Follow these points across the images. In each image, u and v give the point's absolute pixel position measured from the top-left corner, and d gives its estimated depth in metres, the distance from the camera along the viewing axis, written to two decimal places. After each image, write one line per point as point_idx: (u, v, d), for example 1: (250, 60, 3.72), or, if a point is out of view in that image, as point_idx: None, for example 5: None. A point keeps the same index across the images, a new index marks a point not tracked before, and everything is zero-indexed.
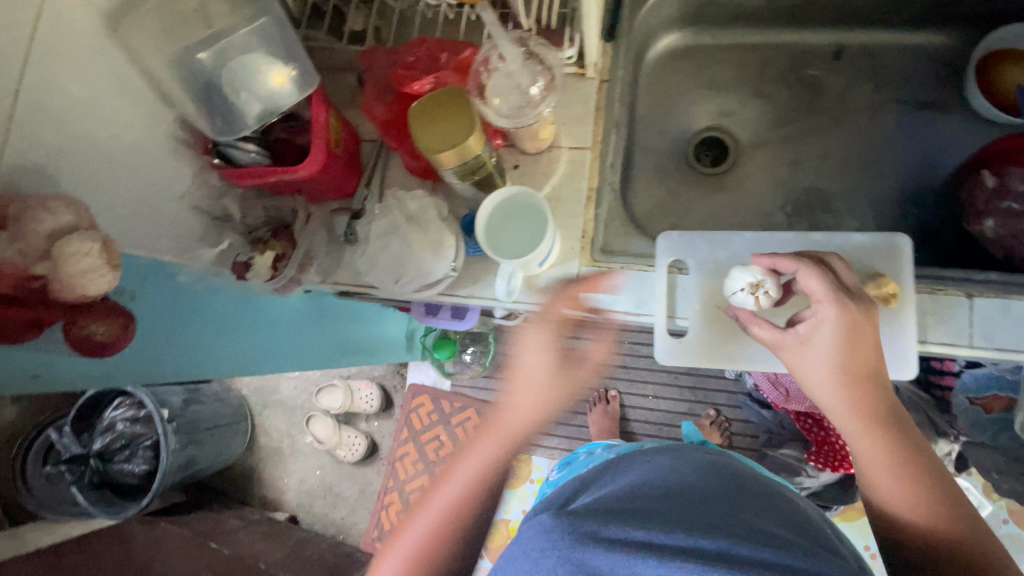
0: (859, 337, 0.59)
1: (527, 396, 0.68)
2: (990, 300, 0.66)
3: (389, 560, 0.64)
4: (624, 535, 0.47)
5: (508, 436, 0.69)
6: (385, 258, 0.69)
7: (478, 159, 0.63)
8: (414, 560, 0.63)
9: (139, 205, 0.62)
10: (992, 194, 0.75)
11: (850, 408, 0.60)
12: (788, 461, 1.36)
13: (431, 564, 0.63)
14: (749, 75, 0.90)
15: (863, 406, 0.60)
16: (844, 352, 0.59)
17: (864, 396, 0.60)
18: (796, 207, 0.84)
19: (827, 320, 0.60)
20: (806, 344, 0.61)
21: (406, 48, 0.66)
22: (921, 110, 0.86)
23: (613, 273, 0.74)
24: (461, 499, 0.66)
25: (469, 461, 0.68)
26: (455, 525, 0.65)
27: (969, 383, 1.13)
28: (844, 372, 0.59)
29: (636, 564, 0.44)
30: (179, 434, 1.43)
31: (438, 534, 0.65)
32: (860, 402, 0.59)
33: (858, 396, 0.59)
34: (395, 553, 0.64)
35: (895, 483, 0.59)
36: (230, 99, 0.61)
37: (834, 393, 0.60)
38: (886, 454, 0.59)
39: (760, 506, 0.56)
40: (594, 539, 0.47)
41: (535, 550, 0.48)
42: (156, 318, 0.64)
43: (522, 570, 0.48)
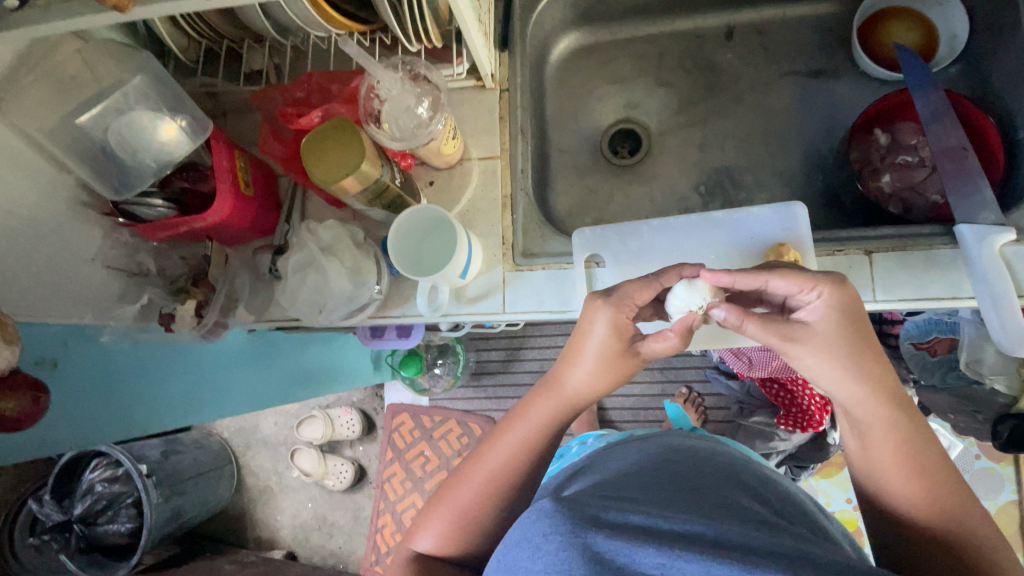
0: (859, 328, 0.54)
1: (585, 354, 0.60)
2: (888, 255, 0.70)
3: (435, 522, 0.60)
4: (623, 520, 0.43)
5: (566, 403, 0.61)
6: (305, 290, 0.70)
7: (379, 181, 0.64)
8: (459, 522, 0.59)
9: (49, 273, 0.63)
10: (886, 150, 0.80)
11: (876, 403, 0.53)
12: (760, 428, 1.31)
13: (479, 528, 0.59)
14: (649, 65, 0.93)
15: (889, 398, 0.53)
16: (849, 337, 0.53)
17: (883, 387, 0.53)
18: (709, 187, 0.88)
19: (826, 306, 0.54)
20: (809, 336, 0.54)
21: (294, 87, 0.70)
22: (816, 78, 0.89)
23: (535, 275, 0.76)
24: (514, 465, 0.60)
25: (515, 429, 0.61)
26: (503, 494, 0.60)
27: (912, 329, 1.14)
28: (857, 362, 0.53)
29: (641, 550, 0.39)
30: (162, 487, 1.41)
31: (488, 495, 0.59)
32: (880, 388, 0.53)
33: (880, 386, 0.53)
34: (445, 509, 0.60)
35: (909, 484, 0.52)
36: (122, 158, 0.63)
37: (851, 381, 0.53)
38: (906, 456, 0.52)
39: (754, 502, 0.54)
40: (596, 525, 0.42)
41: (537, 535, 0.42)
42: (83, 383, 0.64)
43: (524, 560, 0.41)
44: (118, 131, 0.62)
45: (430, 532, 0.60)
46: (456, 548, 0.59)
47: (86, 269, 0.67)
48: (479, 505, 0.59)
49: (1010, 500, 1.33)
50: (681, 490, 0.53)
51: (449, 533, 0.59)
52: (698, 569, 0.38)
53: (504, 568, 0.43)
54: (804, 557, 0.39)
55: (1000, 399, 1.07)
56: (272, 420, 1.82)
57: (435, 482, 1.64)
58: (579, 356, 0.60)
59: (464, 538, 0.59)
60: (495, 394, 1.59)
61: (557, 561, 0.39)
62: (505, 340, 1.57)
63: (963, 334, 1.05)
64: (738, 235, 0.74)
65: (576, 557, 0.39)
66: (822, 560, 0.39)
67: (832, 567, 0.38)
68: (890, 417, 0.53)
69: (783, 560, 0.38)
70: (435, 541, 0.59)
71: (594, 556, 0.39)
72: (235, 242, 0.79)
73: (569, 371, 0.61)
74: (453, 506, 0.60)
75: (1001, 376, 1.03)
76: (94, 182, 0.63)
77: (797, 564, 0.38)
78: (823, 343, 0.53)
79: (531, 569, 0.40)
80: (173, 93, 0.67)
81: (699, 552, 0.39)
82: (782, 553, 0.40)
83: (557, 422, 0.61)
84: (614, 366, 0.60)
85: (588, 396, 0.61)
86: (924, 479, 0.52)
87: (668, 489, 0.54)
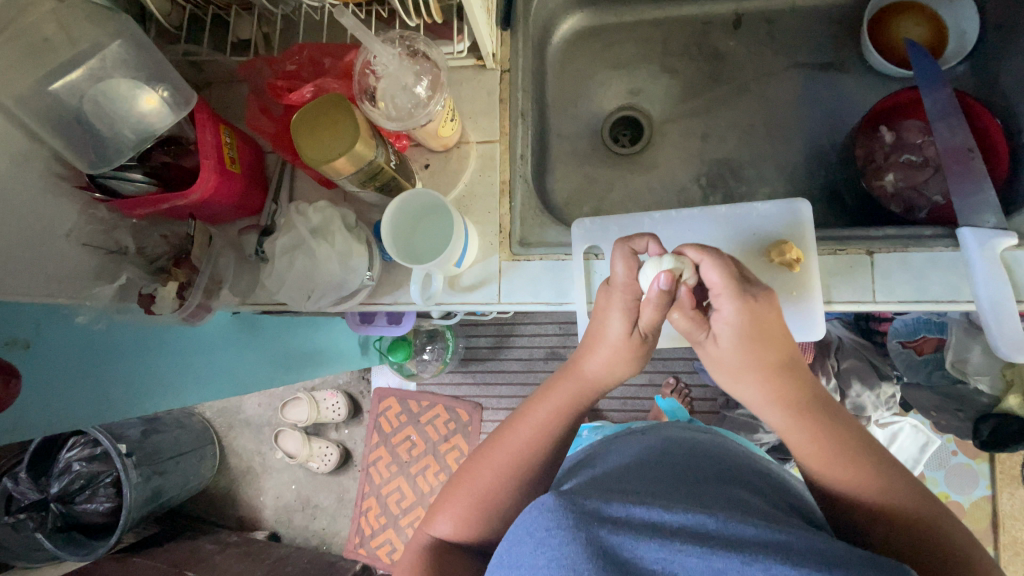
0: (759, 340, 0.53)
1: (608, 342, 0.59)
2: (890, 255, 0.69)
3: (452, 507, 0.59)
4: (625, 514, 0.42)
5: (585, 392, 0.61)
6: (292, 274, 0.68)
7: (373, 163, 0.61)
8: (477, 506, 0.58)
9: (22, 247, 0.59)
10: (890, 148, 0.79)
11: (772, 402, 0.54)
12: (745, 420, 1.33)
13: (496, 514, 0.58)
14: (653, 51, 0.91)
15: (786, 396, 0.54)
16: (751, 351, 0.53)
17: (782, 387, 0.54)
18: (710, 179, 0.86)
19: (727, 319, 0.53)
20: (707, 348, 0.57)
21: (285, 57, 0.66)
22: (822, 71, 0.88)
23: (533, 265, 0.74)
24: (535, 450, 0.59)
25: (535, 412, 0.61)
26: (523, 481, 0.59)
27: (901, 327, 1.15)
28: (761, 372, 0.53)
29: (644, 544, 0.39)
30: (142, 467, 1.38)
31: (507, 480, 0.59)
32: (783, 394, 0.54)
33: (775, 388, 0.54)
34: (464, 494, 0.59)
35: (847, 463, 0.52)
36: (97, 128, 0.59)
37: (745, 392, 0.55)
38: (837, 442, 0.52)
39: (761, 489, 0.55)
40: (597, 519, 0.41)
41: (540, 530, 0.40)
42: (56, 365, 0.61)
43: (526, 555, 0.40)
44: (94, 99, 0.58)
45: (447, 516, 0.59)
46: (473, 534, 0.59)
47: (61, 245, 0.63)
48: (498, 490, 0.58)
49: (984, 496, 1.36)
50: (679, 481, 0.53)
51: (467, 516, 0.58)
52: (701, 562, 0.37)
53: (504, 564, 0.42)
54: (808, 546, 0.39)
55: (983, 398, 1.09)
56: (256, 401, 1.80)
57: (420, 466, 1.63)
58: (597, 344, 0.59)
59: (482, 524, 0.58)
60: (484, 380, 1.58)
61: (559, 556, 0.38)
62: (494, 326, 1.56)
63: (950, 333, 1.06)
64: (740, 231, 0.72)
65: (578, 551, 0.38)
66: (822, 548, 0.39)
67: (835, 555, 0.37)
68: (800, 412, 0.54)
69: (785, 550, 0.38)
70: (454, 526, 0.59)
71: (597, 550, 0.38)
72: (220, 220, 0.76)
73: (589, 358, 0.60)
74: (471, 491, 0.59)
75: (986, 375, 1.04)
76: (69, 153, 0.59)
77: (800, 554, 0.37)
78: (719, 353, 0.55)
79: (534, 564, 0.39)
80: (157, 61, 0.63)
81: (702, 544, 0.38)
82: (784, 541, 0.39)
83: (576, 408, 0.61)
84: (630, 353, 0.59)
85: (608, 383, 0.61)
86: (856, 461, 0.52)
87: (667, 481, 0.53)
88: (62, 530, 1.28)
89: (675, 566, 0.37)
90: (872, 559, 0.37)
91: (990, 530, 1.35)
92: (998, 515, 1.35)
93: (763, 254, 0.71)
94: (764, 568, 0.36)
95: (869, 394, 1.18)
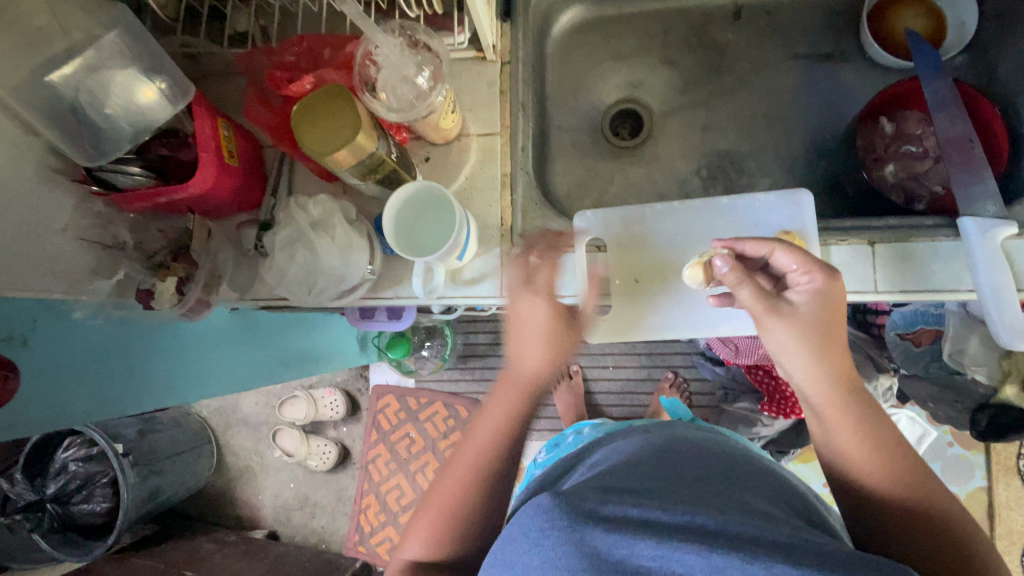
0: (828, 314, 0.55)
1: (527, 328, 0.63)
2: (891, 245, 0.69)
3: (421, 523, 0.59)
4: (623, 513, 0.41)
5: (524, 383, 0.63)
6: (293, 269, 0.67)
7: (375, 155, 0.61)
8: (444, 520, 0.58)
9: (18, 241, 0.58)
10: (891, 139, 0.79)
11: (829, 379, 0.54)
12: (744, 413, 1.33)
13: (462, 525, 0.58)
14: (652, 44, 0.91)
15: (843, 376, 0.55)
16: (828, 322, 0.55)
17: (839, 364, 0.55)
18: (710, 171, 0.86)
19: (814, 287, 0.56)
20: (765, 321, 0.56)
21: (284, 49, 0.66)
22: (822, 63, 0.88)
23: None
24: (486, 458, 0.60)
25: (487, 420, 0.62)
26: (484, 490, 0.59)
27: (898, 320, 1.14)
28: (826, 344, 0.54)
29: (642, 543, 0.38)
30: (138, 466, 1.37)
31: (467, 491, 0.59)
32: (839, 373, 0.55)
33: (836, 365, 0.55)
34: (430, 509, 0.59)
35: (846, 440, 0.53)
36: (93, 120, 0.58)
37: (811, 367, 0.54)
38: (832, 416, 0.54)
39: (761, 489, 0.54)
40: (593, 518, 0.40)
41: (535, 530, 0.41)
42: (53, 362, 0.60)
43: (521, 556, 0.40)
44: (91, 91, 0.57)
45: (417, 537, 0.59)
46: (445, 549, 0.57)
47: (57, 240, 0.62)
48: (461, 502, 0.59)
49: (980, 486, 1.37)
50: (674, 480, 0.53)
51: (434, 532, 0.58)
52: (700, 561, 0.36)
53: (500, 563, 0.42)
54: (809, 547, 0.38)
55: (980, 389, 1.09)
56: (254, 400, 1.78)
57: (420, 463, 1.63)
58: (524, 337, 0.63)
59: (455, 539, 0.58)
60: (483, 376, 1.57)
61: (554, 557, 0.38)
62: (493, 322, 1.56)
63: (949, 324, 1.05)
64: (742, 222, 0.72)
65: (573, 552, 0.38)
66: (826, 549, 0.38)
67: (836, 555, 0.37)
68: (835, 396, 0.54)
69: (785, 551, 0.37)
70: (422, 546, 0.58)
71: (592, 551, 0.38)
72: (218, 214, 0.75)
73: (519, 353, 0.63)
74: (437, 506, 0.59)
75: (983, 367, 1.04)
76: (65, 146, 0.58)
77: (800, 555, 0.36)
78: (800, 320, 0.54)
79: (529, 564, 0.39)
80: (154, 53, 0.62)
81: (701, 543, 0.38)
82: (784, 543, 0.38)
83: (518, 410, 0.62)
84: (554, 344, 0.62)
85: (540, 378, 0.63)
86: (860, 439, 0.53)
87: (665, 480, 0.53)
88: (59, 531, 1.27)
89: (673, 564, 0.37)
90: (875, 560, 0.36)
91: (986, 520, 1.36)
92: (994, 504, 1.36)
93: None
94: (767, 567, 0.35)
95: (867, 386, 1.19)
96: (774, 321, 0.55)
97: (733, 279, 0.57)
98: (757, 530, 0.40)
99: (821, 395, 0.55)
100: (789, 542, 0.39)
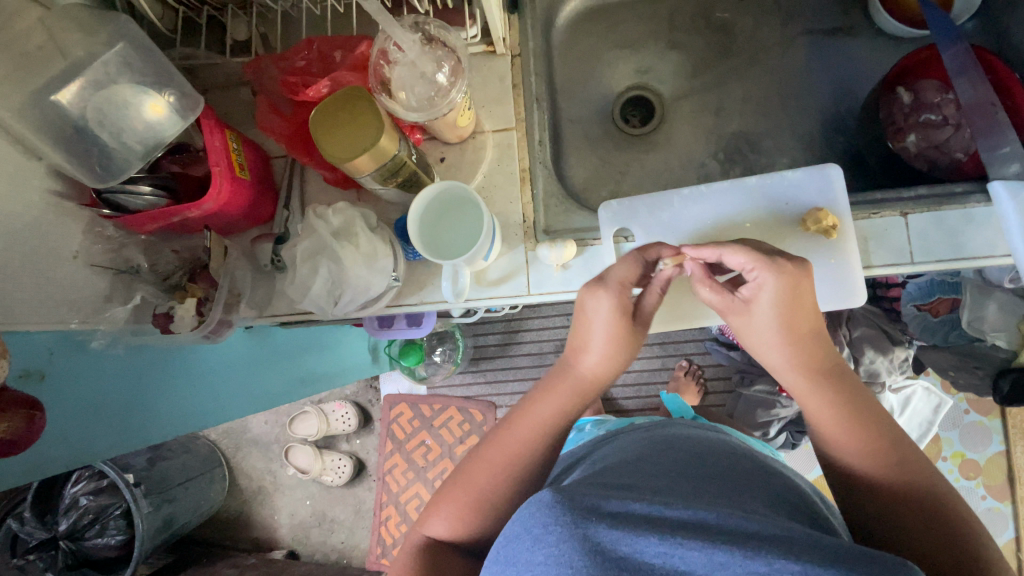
0: (805, 287, 0.55)
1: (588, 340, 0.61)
2: (924, 215, 0.68)
3: (448, 506, 0.57)
4: (625, 509, 0.39)
5: (582, 385, 0.60)
6: (318, 281, 0.64)
7: (396, 159, 0.58)
8: (477, 504, 0.56)
9: (25, 272, 0.55)
10: (910, 109, 0.76)
11: (797, 365, 0.55)
12: (762, 396, 1.32)
13: (495, 511, 0.56)
14: (658, 27, 0.89)
15: (807, 361, 0.55)
16: (787, 315, 0.54)
17: (806, 350, 0.55)
18: (728, 153, 0.85)
19: (767, 288, 0.54)
20: (753, 308, 0.56)
21: (294, 53, 0.64)
22: (831, 36, 0.87)
23: (554, 266, 0.71)
24: (532, 447, 0.58)
25: (537, 409, 0.59)
26: (521, 480, 0.57)
27: (914, 291, 1.10)
28: (793, 336, 0.54)
29: (645, 538, 0.36)
30: (151, 496, 1.32)
31: (508, 480, 0.57)
32: (805, 357, 0.55)
33: (803, 354, 0.55)
34: (462, 494, 0.57)
35: (827, 420, 0.53)
36: (101, 138, 0.55)
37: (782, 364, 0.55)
38: (803, 395, 0.55)
39: (767, 484, 0.52)
40: (597, 514, 0.38)
41: (537, 526, 0.38)
42: (72, 396, 0.57)
43: (523, 552, 0.37)
44: (98, 108, 0.55)
45: (444, 517, 0.57)
46: (471, 533, 0.56)
47: (68, 267, 0.59)
48: (499, 489, 0.56)
49: (999, 452, 1.35)
50: (677, 478, 0.51)
51: (467, 516, 0.56)
52: (701, 557, 0.34)
53: (500, 561, 0.40)
54: (810, 540, 0.35)
55: (1001, 353, 1.08)
56: (263, 418, 1.74)
57: (437, 471, 1.60)
58: (587, 337, 0.61)
59: (486, 522, 0.56)
60: (496, 378, 1.55)
61: (557, 553, 0.36)
62: (501, 322, 1.54)
63: (965, 293, 1.04)
64: (773, 201, 0.71)
65: (576, 548, 0.35)
66: (826, 542, 0.35)
67: (840, 550, 0.34)
68: (804, 373, 0.55)
69: (786, 544, 0.35)
70: (451, 526, 0.56)
71: (595, 547, 0.36)
72: (231, 230, 0.73)
73: (581, 354, 0.61)
74: (469, 491, 0.57)
75: (1003, 332, 1.02)
76: (74, 168, 0.56)
77: (802, 549, 0.34)
78: (776, 293, 0.54)
79: (531, 561, 0.36)
80: (159, 66, 0.59)
81: (704, 538, 0.35)
82: (784, 536, 0.36)
83: (573, 404, 0.60)
84: (622, 345, 0.60)
85: (602, 380, 0.61)
86: (847, 420, 0.52)
87: (666, 478, 0.51)
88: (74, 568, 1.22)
89: (675, 561, 0.34)
90: (877, 554, 0.34)
91: (1008, 485, 1.35)
92: (1016, 470, 1.34)
93: (801, 223, 0.70)
94: (766, 563, 0.33)
95: (883, 360, 1.15)
96: (761, 302, 0.55)
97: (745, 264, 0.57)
98: (759, 525, 0.37)
99: (795, 378, 0.55)
100: (789, 536, 0.36)
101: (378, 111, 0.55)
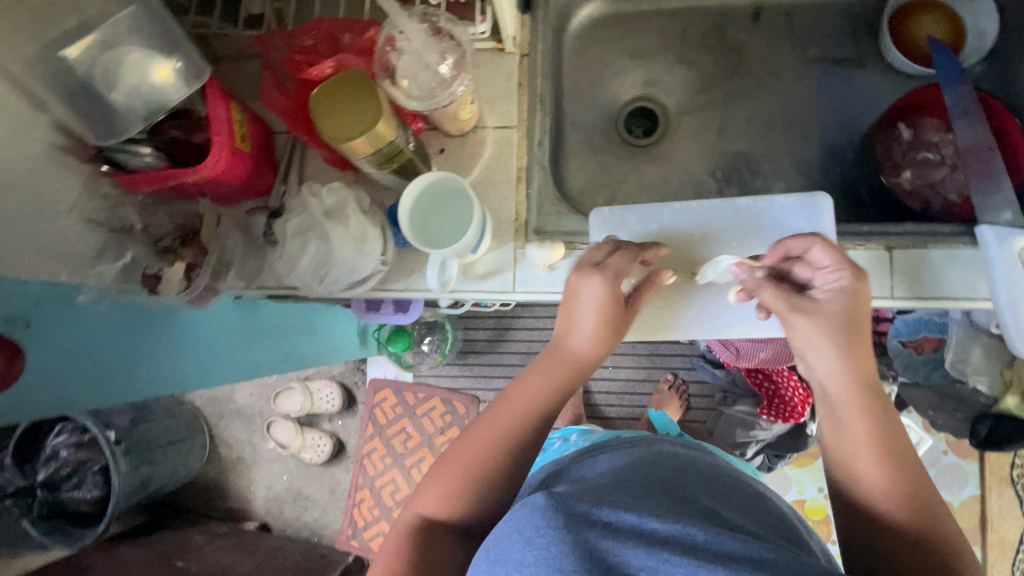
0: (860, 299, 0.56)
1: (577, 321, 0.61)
2: (909, 252, 0.69)
3: (438, 483, 0.56)
4: (617, 519, 0.39)
5: (572, 364, 0.61)
6: (305, 258, 0.66)
7: (393, 144, 0.59)
8: (464, 483, 0.55)
9: (20, 221, 0.55)
10: (907, 145, 0.77)
11: (853, 379, 0.54)
12: (742, 417, 1.35)
13: (483, 489, 0.55)
14: (670, 41, 0.90)
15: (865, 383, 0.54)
16: (850, 318, 0.56)
17: (862, 365, 0.55)
18: (726, 173, 0.86)
19: (842, 287, 0.56)
20: (824, 306, 0.56)
21: (303, 32, 0.64)
22: (839, 67, 0.87)
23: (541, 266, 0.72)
24: (521, 426, 0.58)
25: (526, 388, 0.59)
26: (509, 460, 0.56)
27: (901, 327, 1.11)
28: (851, 344, 0.55)
29: (634, 551, 0.37)
30: (131, 455, 1.34)
31: (497, 458, 0.56)
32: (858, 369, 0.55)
33: (856, 366, 0.55)
34: (453, 468, 0.56)
35: (869, 460, 0.51)
36: (106, 97, 0.57)
37: (829, 373, 0.55)
38: (851, 412, 0.54)
39: (749, 510, 0.52)
40: (589, 522, 0.38)
41: (528, 529, 0.38)
42: (54, 348, 0.58)
43: (514, 552, 0.37)
44: (105, 67, 0.56)
45: (431, 496, 0.56)
46: (458, 514, 0.55)
47: (63, 221, 0.60)
48: (486, 468, 0.55)
49: (973, 496, 1.36)
50: (660, 495, 0.51)
51: (456, 494, 0.55)
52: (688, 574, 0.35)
53: (485, 559, 0.39)
54: (791, 565, 0.36)
55: (981, 398, 1.08)
56: (248, 390, 1.75)
57: (415, 459, 1.61)
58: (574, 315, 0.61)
59: (472, 503, 0.55)
60: (482, 372, 1.56)
61: (548, 556, 0.36)
62: (493, 319, 1.54)
63: (951, 334, 1.04)
64: (761, 223, 0.72)
65: (568, 554, 0.36)
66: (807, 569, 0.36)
67: None
68: (858, 398, 0.54)
69: (768, 569, 0.35)
70: (437, 506, 0.55)
71: (588, 554, 0.36)
72: (228, 200, 0.74)
73: (569, 335, 0.61)
74: (457, 469, 0.56)
75: (985, 376, 1.02)
76: (77, 124, 0.57)
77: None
78: (843, 298, 0.56)
79: (521, 561, 0.36)
80: (170, 32, 0.60)
81: (690, 556, 0.36)
82: (767, 560, 0.36)
83: (563, 383, 0.60)
84: (609, 328, 0.61)
85: (587, 360, 0.61)
86: (884, 457, 0.51)
87: (653, 495, 0.51)
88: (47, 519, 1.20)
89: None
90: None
91: (977, 528, 1.35)
92: (987, 514, 1.35)
93: None
94: None
95: None
96: (810, 309, 0.57)
97: (825, 268, 0.58)
98: (744, 546, 0.38)
99: (843, 388, 0.54)
100: (773, 560, 0.37)
101: (378, 96, 0.56)
